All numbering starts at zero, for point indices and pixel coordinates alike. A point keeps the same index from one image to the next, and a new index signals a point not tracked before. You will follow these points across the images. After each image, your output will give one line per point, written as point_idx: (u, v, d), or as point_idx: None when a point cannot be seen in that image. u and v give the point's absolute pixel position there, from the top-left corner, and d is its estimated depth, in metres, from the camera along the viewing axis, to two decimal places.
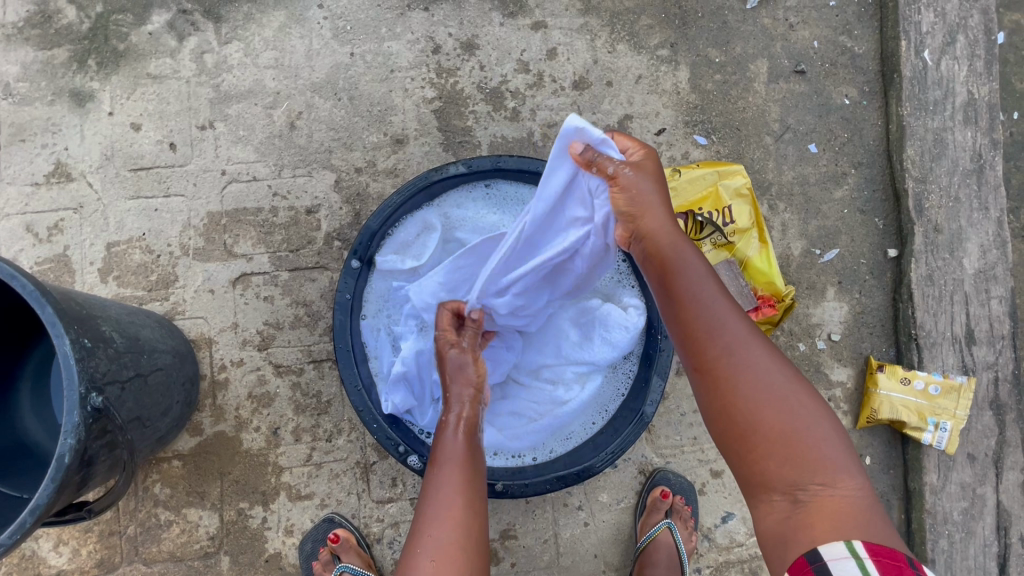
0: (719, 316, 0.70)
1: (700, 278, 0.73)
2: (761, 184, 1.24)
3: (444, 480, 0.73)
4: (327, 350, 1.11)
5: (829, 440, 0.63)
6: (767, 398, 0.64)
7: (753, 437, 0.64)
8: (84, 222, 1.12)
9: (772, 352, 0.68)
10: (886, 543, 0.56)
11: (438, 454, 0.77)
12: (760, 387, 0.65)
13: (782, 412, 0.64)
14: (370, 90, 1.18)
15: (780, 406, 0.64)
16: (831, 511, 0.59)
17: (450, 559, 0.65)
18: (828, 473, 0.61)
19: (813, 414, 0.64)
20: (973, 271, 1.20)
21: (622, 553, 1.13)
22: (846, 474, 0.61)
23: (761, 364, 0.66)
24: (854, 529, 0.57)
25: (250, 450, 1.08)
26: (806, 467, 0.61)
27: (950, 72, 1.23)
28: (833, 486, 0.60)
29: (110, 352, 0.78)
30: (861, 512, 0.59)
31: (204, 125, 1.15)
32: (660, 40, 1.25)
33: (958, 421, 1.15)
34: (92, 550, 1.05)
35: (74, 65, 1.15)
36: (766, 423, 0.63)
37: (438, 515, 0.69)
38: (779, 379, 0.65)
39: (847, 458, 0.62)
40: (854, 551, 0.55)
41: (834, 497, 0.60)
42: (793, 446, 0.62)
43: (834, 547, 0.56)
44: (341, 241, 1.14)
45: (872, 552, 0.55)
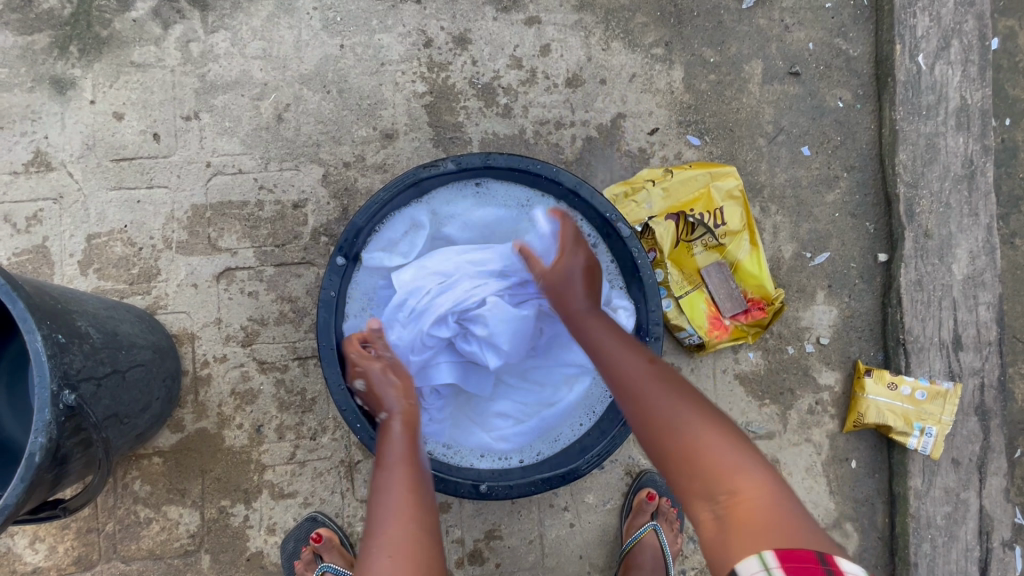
0: (626, 361, 0.77)
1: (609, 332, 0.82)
2: (753, 186, 1.24)
3: (393, 480, 0.73)
4: (312, 346, 1.10)
5: (730, 451, 0.65)
6: (671, 425, 0.69)
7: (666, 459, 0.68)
8: (64, 213, 1.09)
9: (675, 384, 0.74)
10: (800, 546, 0.56)
11: (382, 456, 0.77)
12: (664, 415, 0.70)
13: (683, 434, 0.68)
14: (360, 83, 1.16)
15: (682, 427, 0.68)
16: (746, 518, 0.60)
17: (405, 551, 0.65)
18: (732, 482, 0.63)
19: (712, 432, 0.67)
20: (962, 277, 1.20)
21: (607, 555, 1.13)
22: (751, 480, 0.63)
23: (662, 396, 0.72)
24: (767, 536, 0.57)
25: (232, 447, 1.07)
26: (715, 481, 0.63)
27: (943, 77, 1.23)
28: (739, 492, 0.62)
29: (86, 349, 0.76)
30: (774, 515, 0.59)
31: (189, 115, 1.13)
32: (655, 39, 1.24)
33: (943, 427, 1.16)
34: (69, 547, 1.03)
35: (56, 52, 1.12)
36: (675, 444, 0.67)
37: (387, 515, 0.69)
38: (680, 406, 0.71)
39: (752, 464, 0.64)
40: (763, 561, 0.55)
41: (744, 503, 0.61)
42: (697, 462, 0.65)
43: (748, 564, 0.56)
44: (328, 236, 1.12)
45: (782, 560, 0.54)
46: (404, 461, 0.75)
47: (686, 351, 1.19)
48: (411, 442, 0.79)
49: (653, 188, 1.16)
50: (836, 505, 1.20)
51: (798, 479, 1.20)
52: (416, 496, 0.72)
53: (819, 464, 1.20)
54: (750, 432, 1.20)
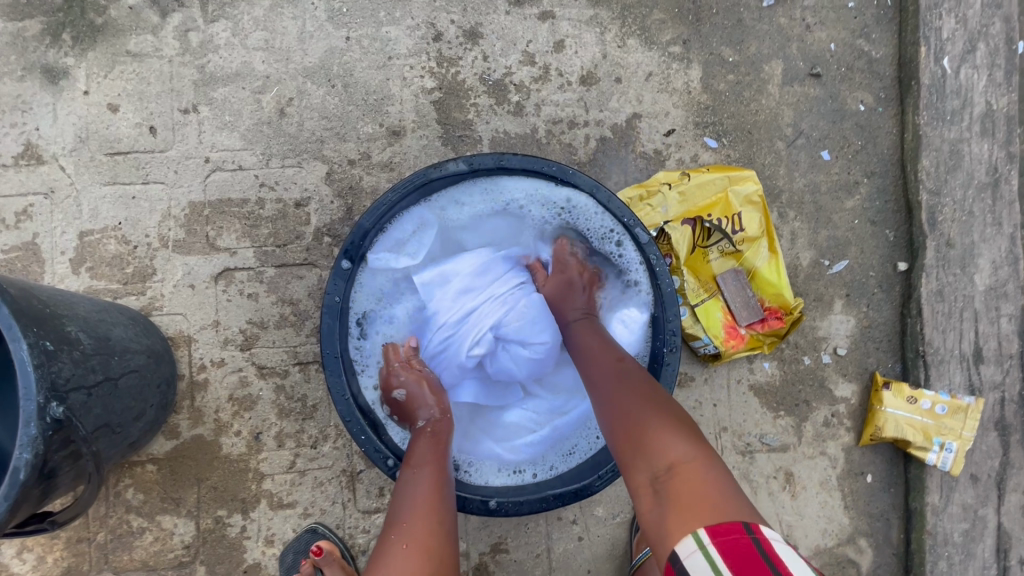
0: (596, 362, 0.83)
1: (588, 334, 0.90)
2: (771, 191, 1.20)
3: (421, 479, 0.74)
4: (313, 351, 1.06)
5: (670, 431, 0.69)
6: (625, 416, 0.73)
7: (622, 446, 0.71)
8: (55, 209, 1.04)
9: (632, 376, 0.78)
10: (726, 517, 0.59)
11: (410, 456, 0.78)
12: (623, 407, 0.74)
13: (631, 418, 0.73)
14: (366, 77, 1.11)
15: (631, 414, 0.73)
16: (681, 495, 0.63)
17: (421, 546, 0.66)
18: (671, 463, 0.66)
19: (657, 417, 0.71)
20: (984, 288, 1.17)
21: (616, 570, 1.10)
22: (684, 452, 0.67)
23: (620, 388, 0.77)
24: (695, 512, 0.60)
25: (229, 455, 1.03)
26: (654, 460, 0.67)
27: (968, 81, 1.19)
28: (677, 470, 0.65)
29: (75, 356, 0.72)
30: (702, 487, 0.63)
31: (187, 108, 1.08)
32: (672, 36, 1.19)
33: (963, 442, 1.13)
34: (59, 557, 0.99)
35: (47, 39, 1.07)
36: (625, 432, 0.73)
37: (408, 509, 0.70)
38: (634, 397, 0.75)
39: (688, 442, 0.67)
40: (698, 539, 0.58)
41: (679, 480, 0.64)
42: (645, 448, 0.69)
43: (684, 542, 0.59)
44: (332, 237, 1.08)
45: (712, 535, 0.58)
46: (433, 462, 0.77)
47: (701, 360, 1.15)
48: (440, 448, 0.80)
49: (669, 191, 1.12)
50: (851, 521, 1.17)
51: (813, 493, 1.17)
52: (439, 497, 0.72)
53: (833, 478, 1.17)
54: (764, 444, 1.16)
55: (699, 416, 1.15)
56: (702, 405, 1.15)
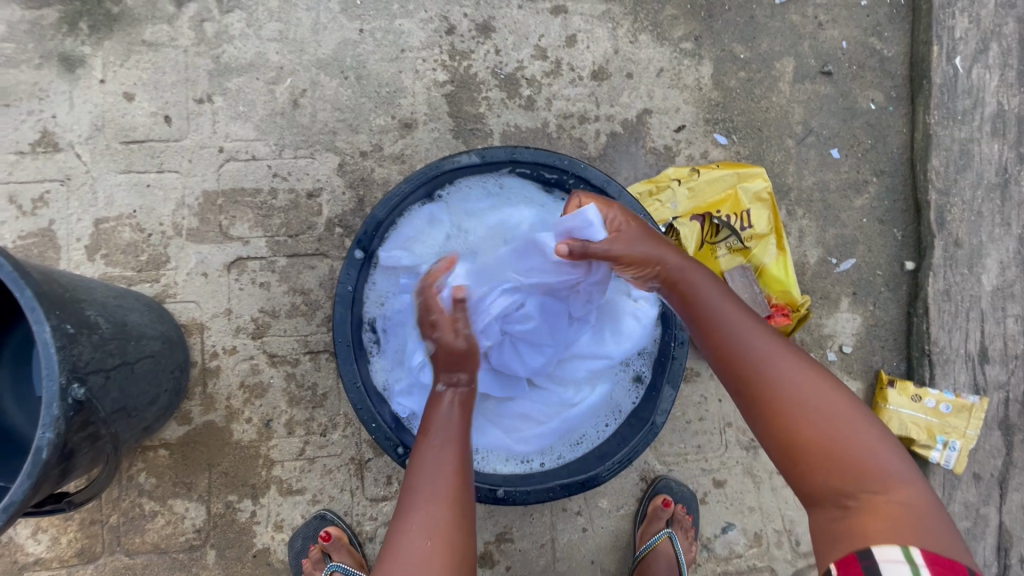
0: (751, 335, 0.68)
1: (722, 298, 0.73)
2: (780, 188, 1.20)
3: (439, 457, 0.70)
4: (324, 341, 1.07)
5: (886, 449, 0.60)
6: (811, 413, 0.62)
7: (804, 447, 0.61)
8: (71, 196, 1.06)
9: (804, 363, 0.66)
10: (945, 550, 0.54)
11: (429, 430, 0.74)
12: (804, 399, 0.63)
13: (826, 421, 0.61)
14: (379, 70, 1.12)
15: (825, 417, 0.61)
16: (889, 518, 0.57)
17: (445, 538, 0.63)
18: (883, 482, 0.58)
19: (860, 430, 0.61)
20: (992, 288, 1.17)
21: (620, 561, 1.11)
22: (906, 480, 0.59)
23: (797, 377, 0.64)
24: (907, 532, 0.55)
25: (240, 442, 1.04)
26: (861, 478, 0.59)
27: (980, 81, 1.19)
28: (890, 492, 0.58)
29: (94, 340, 0.73)
30: (911, 516, 0.56)
31: (202, 98, 1.09)
32: (684, 32, 1.20)
33: (967, 441, 1.13)
34: (72, 538, 1.01)
35: (65, 28, 1.08)
36: (807, 435, 0.61)
37: (431, 495, 0.66)
38: (824, 391, 0.63)
39: (905, 467, 0.60)
40: (909, 556, 0.53)
41: (888, 503, 0.57)
42: (844, 457, 0.60)
43: (887, 550, 0.54)
44: (343, 228, 1.09)
45: (929, 560, 0.53)
46: (453, 439, 0.72)
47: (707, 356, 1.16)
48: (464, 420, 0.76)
49: (678, 187, 1.12)
50: None
51: None
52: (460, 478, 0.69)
53: None
54: None
55: (704, 410, 1.14)
56: (708, 400, 1.14)
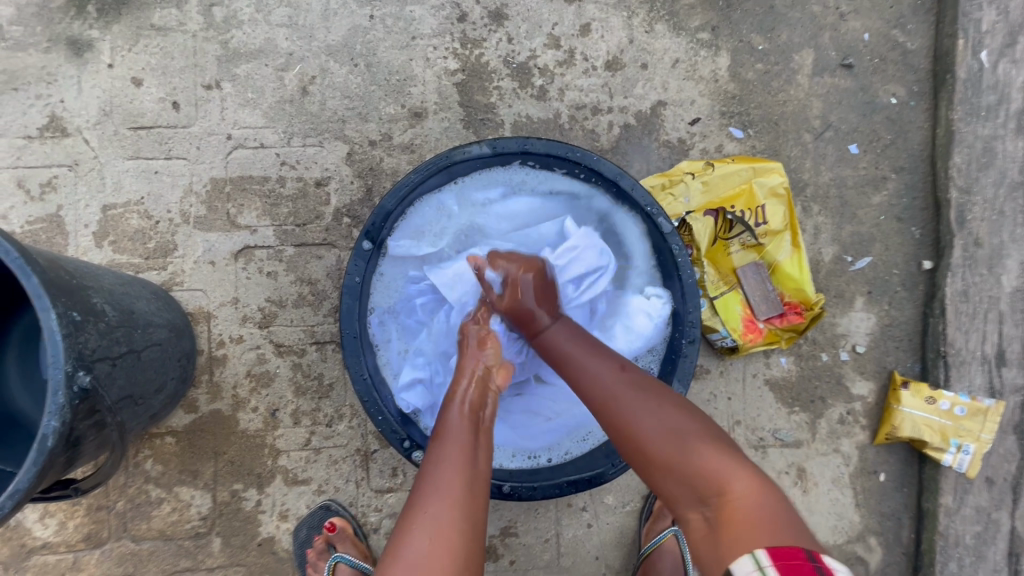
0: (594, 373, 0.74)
1: (571, 340, 0.80)
2: (795, 184, 1.18)
3: (447, 454, 0.70)
4: (330, 331, 1.06)
5: (722, 454, 0.64)
6: (654, 438, 0.66)
7: (654, 465, 0.65)
8: (79, 181, 1.05)
9: (642, 388, 0.72)
10: (791, 541, 0.53)
11: (440, 429, 0.74)
12: (643, 424, 0.67)
13: (668, 436, 0.66)
14: (389, 57, 1.10)
15: (665, 430, 0.66)
16: (735, 519, 0.58)
17: (440, 535, 0.62)
18: (725, 485, 0.61)
19: (694, 437, 0.65)
20: (1011, 289, 1.14)
21: (625, 557, 1.10)
22: (744, 483, 0.60)
23: (637, 404, 0.69)
24: (751, 530, 0.55)
25: (246, 431, 1.04)
26: (705, 486, 0.62)
27: (1007, 76, 1.15)
28: (732, 493, 0.60)
29: (101, 327, 0.73)
30: (756, 512, 0.57)
31: (210, 84, 1.08)
32: (701, 22, 1.17)
33: (981, 445, 1.11)
34: (80, 523, 1.01)
35: (73, 11, 1.06)
36: (655, 447, 0.66)
37: (434, 493, 0.65)
38: (662, 413, 0.68)
39: (741, 466, 0.62)
40: (757, 561, 0.52)
41: (735, 505, 0.59)
42: (687, 474, 0.63)
43: (741, 562, 0.53)
44: (351, 218, 1.08)
45: (773, 558, 0.51)
46: (461, 442, 0.72)
47: (717, 353, 1.15)
48: (474, 426, 0.75)
49: (692, 181, 1.10)
50: (862, 519, 1.17)
51: (825, 489, 1.16)
52: (467, 482, 0.67)
53: (846, 475, 1.16)
54: (778, 439, 1.16)
55: (712, 408, 1.15)
56: (716, 398, 1.15)
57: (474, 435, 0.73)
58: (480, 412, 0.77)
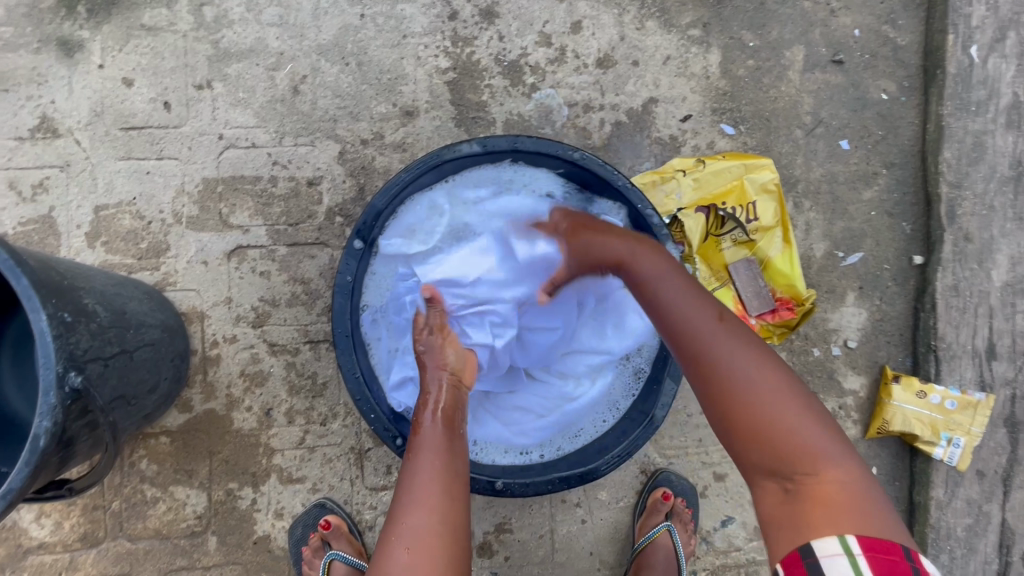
0: (699, 318, 0.67)
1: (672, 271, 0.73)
2: (787, 180, 1.18)
3: (422, 466, 0.70)
4: (324, 330, 1.07)
5: (824, 430, 0.62)
6: (756, 393, 0.63)
7: (747, 426, 0.62)
8: (71, 182, 1.05)
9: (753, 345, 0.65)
10: (882, 533, 0.55)
11: (414, 441, 0.74)
12: (745, 380, 0.63)
13: (768, 397, 0.62)
14: (380, 56, 1.10)
15: (768, 394, 0.62)
16: (825, 499, 0.58)
17: (428, 547, 0.63)
18: (823, 462, 0.60)
19: (796, 408, 0.62)
20: (1001, 283, 1.15)
21: (618, 553, 1.11)
22: (842, 465, 0.60)
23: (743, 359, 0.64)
24: (839, 516, 0.56)
25: (241, 430, 1.04)
26: (797, 457, 0.60)
27: (996, 71, 1.16)
28: (825, 473, 0.59)
29: (92, 328, 0.73)
30: (847, 495, 0.58)
31: (202, 84, 1.08)
32: (692, 19, 1.17)
33: (971, 438, 1.12)
34: (75, 524, 1.02)
35: (63, 11, 1.06)
36: (748, 411, 0.62)
37: (415, 500, 0.66)
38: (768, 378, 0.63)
39: (841, 448, 0.61)
40: (846, 546, 0.54)
41: (826, 483, 0.59)
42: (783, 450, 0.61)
43: (828, 542, 0.55)
44: (343, 217, 1.08)
45: (865, 547, 0.54)
46: (436, 448, 0.72)
47: None
48: (447, 427, 0.76)
49: (683, 178, 1.10)
50: None
51: None
52: (445, 488, 0.68)
53: None
54: None
55: None
56: None
57: (449, 437, 0.74)
58: (453, 415, 0.78)
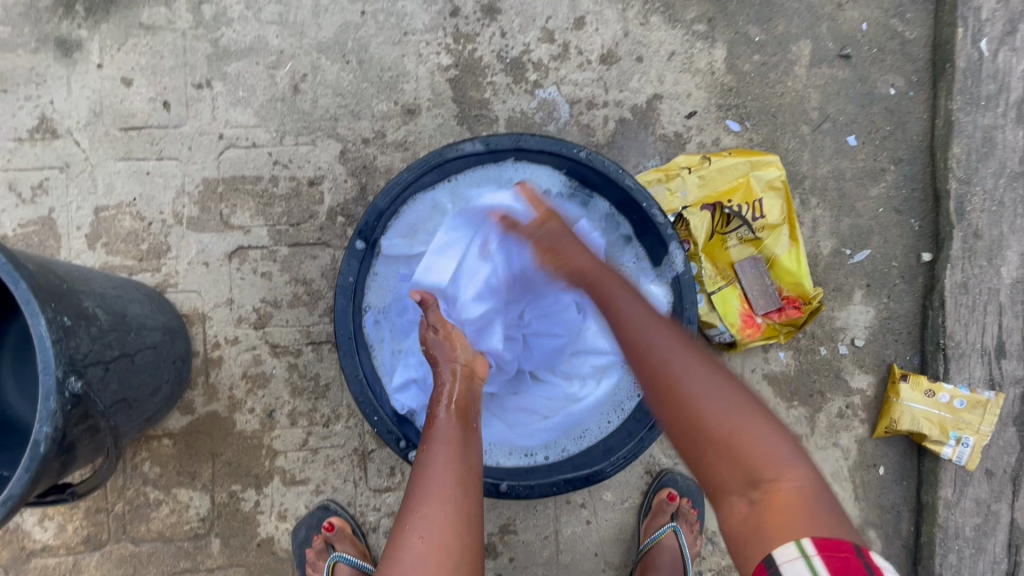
0: (656, 335, 0.69)
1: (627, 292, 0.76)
2: (793, 176, 1.17)
3: (435, 455, 0.69)
4: (326, 331, 1.06)
5: (777, 438, 0.61)
6: (706, 405, 0.63)
7: (705, 440, 0.62)
8: (70, 183, 1.04)
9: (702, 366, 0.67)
10: (838, 535, 0.54)
11: (428, 431, 0.73)
12: (698, 393, 0.63)
13: (721, 411, 0.62)
14: (381, 53, 1.09)
15: (718, 407, 0.62)
16: (783, 506, 0.57)
17: (441, 544, 0.62)
18: (777, 471, 0.59)
19: (749, 418, 0.62)
20: (1011, 281, 1.13)
21: (623, 554, 1.10)
22: (798, 472, 0.59)
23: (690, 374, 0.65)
24: (795, 522, 0.55)
25: (243, 431, 1.04)
26: (751, 468, 0.59)
27: (1007, 64, 1.14)
28: (781, 480, 0.59)
29: (92, 332, 0.72)
30: (803, 500, 0.57)
31: (201, 83, 1.07)
32: (697, 14, 1.15)
33: (981, 437, 1.11)
34: (78, 526, 1.02)
35: (61, 11, 1.05)
36: (703, 423, 0.62)
37: (431, 492, 0.66)
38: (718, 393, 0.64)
39: (794, 455, 0.60)
40: (803, 549, 0.52)
41: (782, 492, 0.58)
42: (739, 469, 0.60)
43: (785, 549, 0.53)
44: (345, 217, 1.07)
45: (819, 548, 0.52)
46: (450, 439, 0.71)
47: (716, 348, 1.14)
48: (462, 420, 0.75)
49: (688, 175, 1.09)
50: (861, 512, 1.17)
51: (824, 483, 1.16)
52: (460, 480, 0.67)
53: (845, 469, 1.16)
54: None
55: None
56: None
57: (464, 431, 0.73)
58: (467, 408, 0.77)
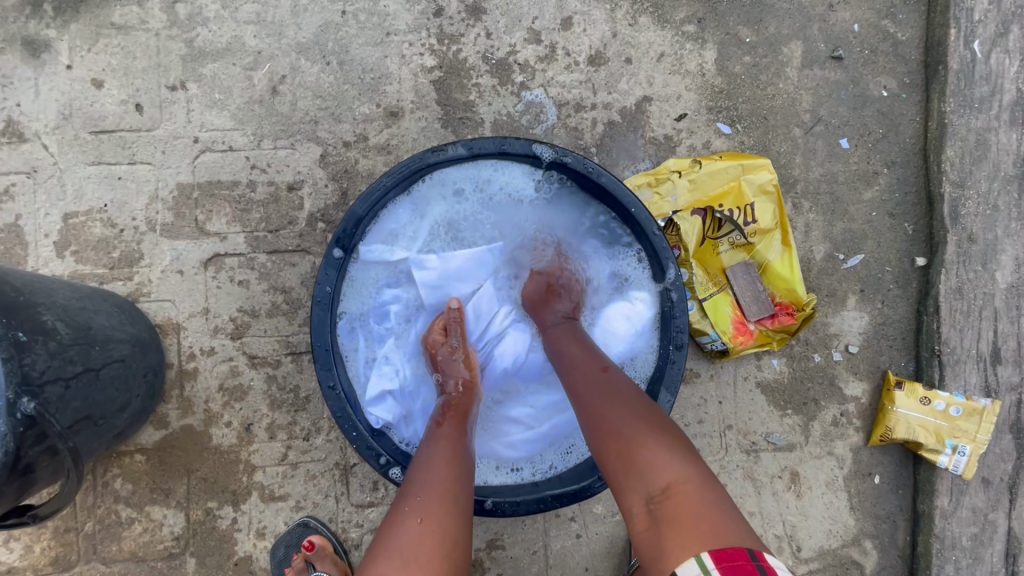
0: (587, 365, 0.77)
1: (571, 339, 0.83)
2: (785, 180, 1.15)
3: (436, 450, 0.71)
4: (307, 341, 1.02)
5: (660, 445, 0.62)
6: (614, 420, 0.67)
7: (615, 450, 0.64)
8: (38, 189, 1.00)
9: (627, 384, 0.72)
10: (734, 542, 0.53)
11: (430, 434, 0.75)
12: (612, 413, 0.68)
13: (622, 429, 0.65)
14: (363, 54, 1.06)
15: (621, 420, 0.66)
16: (681, 509, 0.56)
17: (432, 520, 0.60)
18: (663, 472, 0.59)
19: (644, 429, 0.64)
20: (1006, 286, 1.11)
21: (615, 568, 1.07)
22: (678, 470, 0.59)
23: (615, 394, 0.70)
24: (690, 527, 0.54)
25: (220, 446, 1.00)
26: (646, 475, 0.60)
27: (999, 66, 1.12)
28: (670, 481, 0.59)
29: (51, 347, 0.69)
30: (700, 503, 0.56)
31: (175, 85, 1.03)
32: (687, 14, 1.13)
33: (977, 446, 1.09)
34: (46, 547, 0.97)
35: (28, 9, 1.01)
36: (613, 439, 0.65)
37: (425, 481, 0.65)
38: (634, 410, 0.67)
39: (679, 458, 0.60)
40: (703, 564, 0.51)
41: (676, 496, 0.57)
42: (634, 465, 0.62)
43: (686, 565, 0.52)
44: (325, 222, 1.03)
45: (717, 561, 0.51)
46: (453, 440, 0.73)
47: (707, 356, 1.12)
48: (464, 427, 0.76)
49: (678, 179, 1.07)
50: (857, 523, 1.14)
51: (818, 493, 1.14)
52: (455, 470, 0.68)
53: (840, 478, 1.14)
54: (770, 443, 1.13)
55: (703, 412, 1.11)
56: (707, 403, 1.12)
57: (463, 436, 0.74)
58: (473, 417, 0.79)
